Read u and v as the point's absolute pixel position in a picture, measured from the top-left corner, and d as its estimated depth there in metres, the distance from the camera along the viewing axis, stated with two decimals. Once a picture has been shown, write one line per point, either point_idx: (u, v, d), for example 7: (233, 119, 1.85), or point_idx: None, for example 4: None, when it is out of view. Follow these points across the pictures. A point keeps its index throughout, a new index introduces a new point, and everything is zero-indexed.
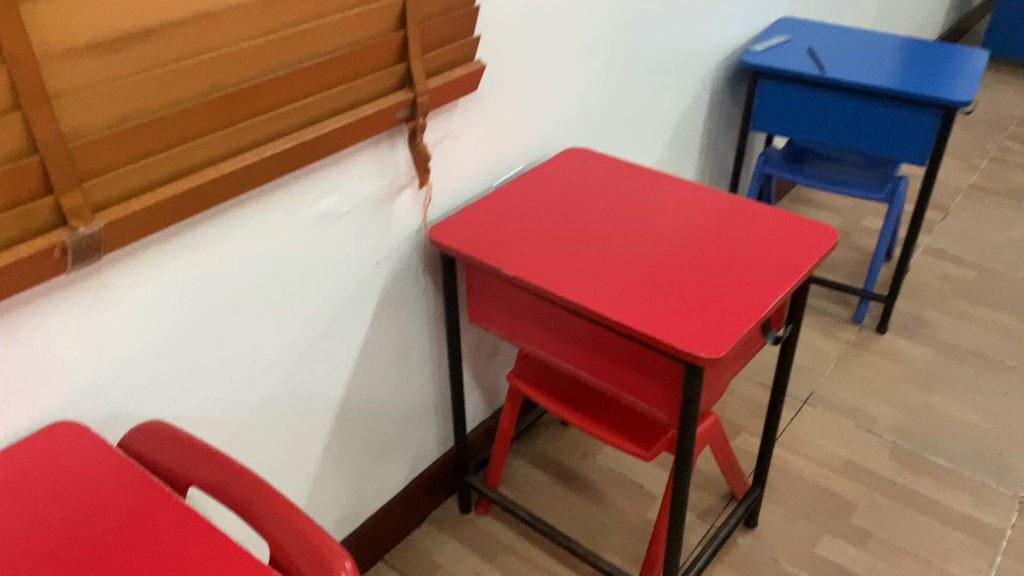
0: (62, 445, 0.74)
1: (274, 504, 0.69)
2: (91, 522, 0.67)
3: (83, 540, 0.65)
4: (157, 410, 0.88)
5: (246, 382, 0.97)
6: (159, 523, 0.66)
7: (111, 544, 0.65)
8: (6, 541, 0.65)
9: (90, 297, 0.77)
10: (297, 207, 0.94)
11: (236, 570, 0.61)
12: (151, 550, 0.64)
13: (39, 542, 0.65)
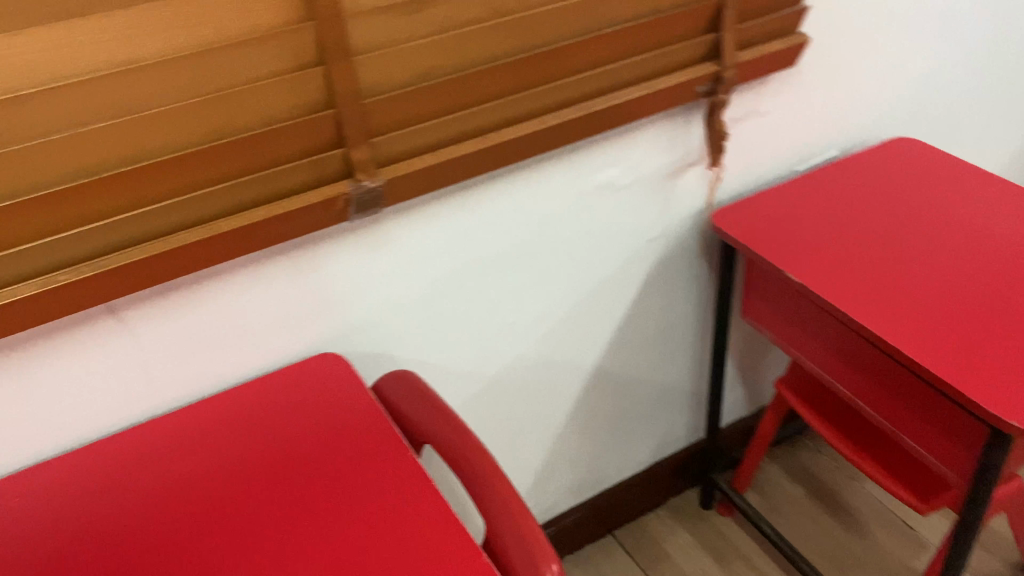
0: (325, 375, 0.80)
1: (497, 478, 0.70)
2: (332, 454, 0.71)
3: (322, 470, 0.70)
4: (417, 356, 0.92)
5: (503, 343, 0.97)
6: (386, 471, 0.69)
7: (343, 479, 0.69)
8: (261, 456, 0.72)
9: (369, 245, 0.81)
10: (577, 177, 0.91)
11: (443, 541, 0.62)
12: (373, 495, 0.67)
13: (288, 462, 0.71)
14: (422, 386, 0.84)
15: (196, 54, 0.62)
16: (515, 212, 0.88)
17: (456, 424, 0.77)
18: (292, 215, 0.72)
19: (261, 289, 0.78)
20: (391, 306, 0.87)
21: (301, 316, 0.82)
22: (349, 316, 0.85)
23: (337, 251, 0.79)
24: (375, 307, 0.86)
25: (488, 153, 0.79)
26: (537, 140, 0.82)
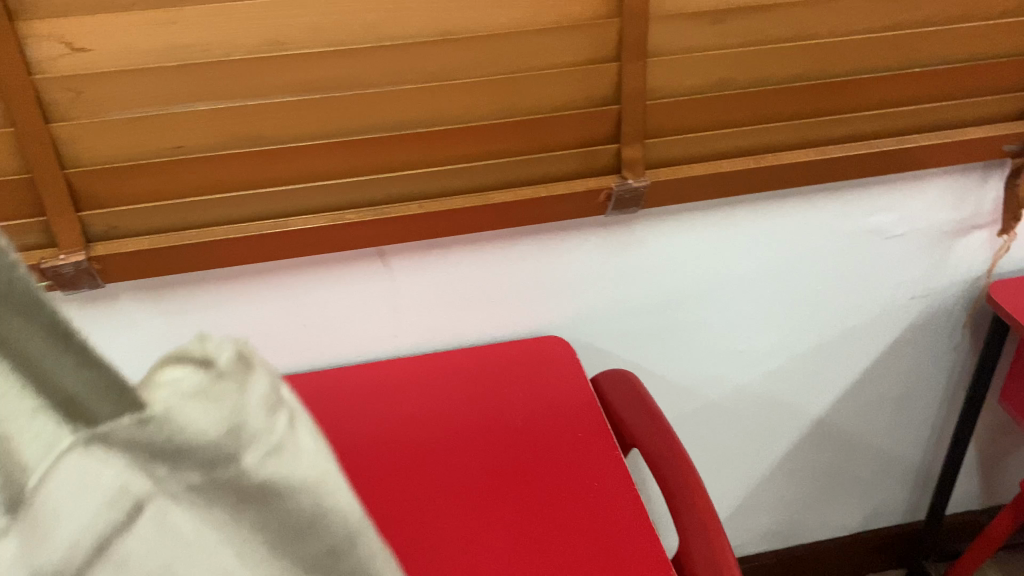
0: (550, 356, 0.83)
1: (698, 495, 0.70)
2: (543, 434, 0.74)
3: (531, 446, 0.73)
4: (639, 360, 0.93)
5: (727, 367, 0.96)
6: (592, 464, 0.70)
7: (548, 461, 0.71)
8: (479, 418, 0.76)
9: (619, 243, 0.82)
10: (846, 216, 0.87)
11: (636, 547, 0.63)
12: (575, 484, 0.69)
13: (502, 430, 0.74)
14: (638, 385, 0.84)
15: (505, 34, 0.66)
16: (771, 239, 0.86)
17: (665, 429, 0.77)
18: (555, 200, 0.74)
19: (508, 262, 0.81)
20: (626, 306, 0.87)
21: (539, 296, 0.84)
22: (585, 307, 0.86)
23: (588, 242, 0.81)
24: (609, 304, 0.87)
25: (760, 175, 0.77)
26: (815, 170, 0.79)
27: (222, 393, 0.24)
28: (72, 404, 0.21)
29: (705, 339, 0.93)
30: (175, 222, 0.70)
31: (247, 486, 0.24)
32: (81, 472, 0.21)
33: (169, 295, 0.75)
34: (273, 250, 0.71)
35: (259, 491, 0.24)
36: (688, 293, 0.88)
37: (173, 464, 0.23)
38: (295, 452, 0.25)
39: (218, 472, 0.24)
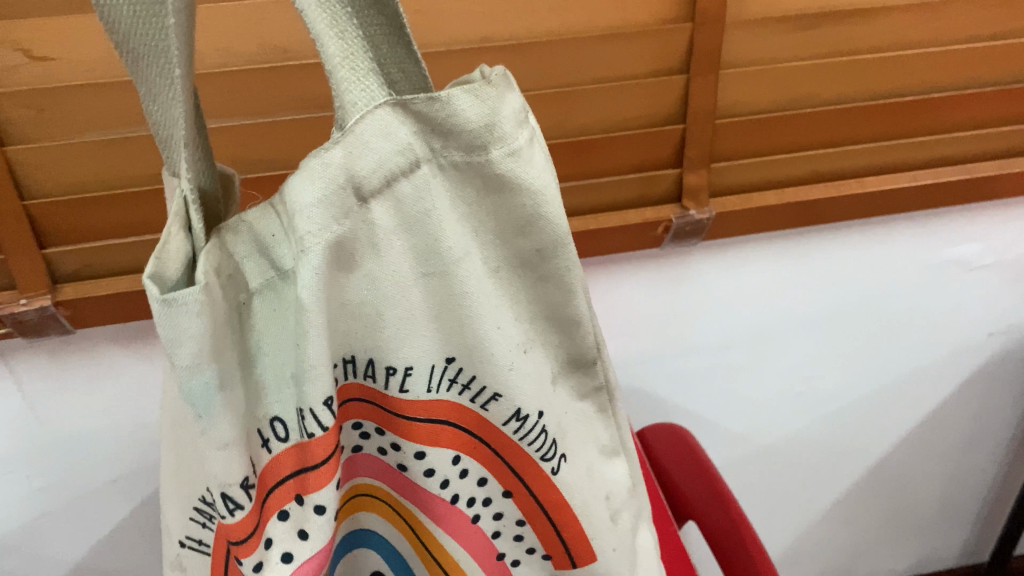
0: None
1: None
2: None
3: None
4: (688, 399, 0.84)
5: (782, 408, 0.87)
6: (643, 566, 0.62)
7: None
8: None
9: (674, 278, 0.73)
10: (925, 246, 0.77)
11: None
12: None
13: None
14: (696, 448, 0.72)
15: (557, 42, 0.55)
16: (839, 272, 0.77)
17: (731, 514, 0.65)
18: (605, 234, 0.63)
19: None
20: (670, 345, 0.78)
21: None
22: (628, 346, 0.77)
23: (634, 275, 0.71)
24: (654, 343, 0.77)
25: (839, 203, 0.67)
26: (903, 198, 0.68)
27: (490, 93, 0.27)
28: (393, 72, 0.26)
29: (758, 377, 0.84)
30: None
31: (492, 174, 0.28)
32: (389, 131, 0.25)
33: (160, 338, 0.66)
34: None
35: (496, 180, 0.29)
36: (742, 332, 0.79)
37: (454, 144, 0.27)
38: (529, 164, 0.29)
39: (477, 157, 0.28)
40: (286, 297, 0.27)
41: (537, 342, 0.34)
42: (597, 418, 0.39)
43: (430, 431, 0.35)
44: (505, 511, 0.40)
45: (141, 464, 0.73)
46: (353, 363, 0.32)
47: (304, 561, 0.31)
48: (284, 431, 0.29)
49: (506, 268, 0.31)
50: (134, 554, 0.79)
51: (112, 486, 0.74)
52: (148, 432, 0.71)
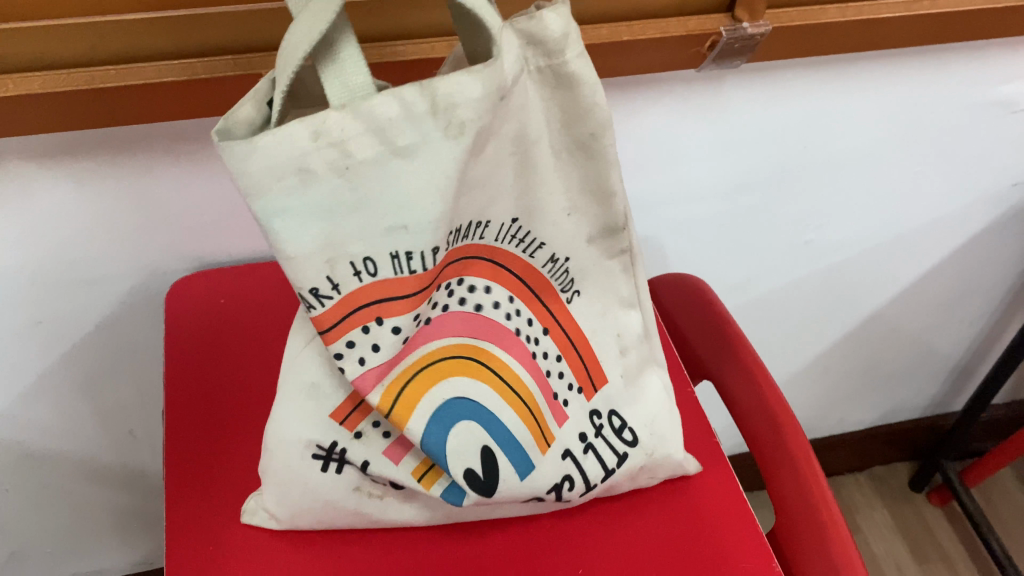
0: None
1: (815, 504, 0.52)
2: None
3: None
4: (693, 247, 0.76)
5: (785, 261, 0.81)
6: None
7: None
8: None
9: (704, 110, 0.62)
10: (976, 83, 0.67)
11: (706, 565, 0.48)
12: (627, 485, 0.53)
13: None
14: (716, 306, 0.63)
15: None
16: (879, 111, 0.67)
17: (761, 394, 0.58)
18: (641, 48, 0.52)
19: None
20: (680, 188, 0.69)
21: None
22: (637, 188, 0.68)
23: (655, 104, 0.60)
24: (665, 185, 0.68)
25: (910, 24, 0.56)
26: (982, 19, 0.57)
27: (560, 16, 0.37)
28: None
29: (767, 226, 0.76)
30: (88, 54, 0.46)
31: (561, 74, 0.39)
32: (509, 47, 0.37)
33: (83, 156, 0.53)
34: (243, 99, 0.49)
35: (565, 79, 0.39)
36: (762, 177, 0.70)
37: (539, 53, 0.38)
38: (584, 68, 0.39)
39: (556, 62, 0.39)
40: (419, 165, 0.36)
41: (582, 207, 0.46)
42: (621, 273, 0.49)
43: (490, 269, 0.45)
44: (565, 374, 0.48)
45: (69, 305, 0.62)
46: (459, 231, 0.42)
47: (373, 367, 0.41)
48: (373, 268, 0.38)
49: (565, 150, 0.43)
50: (65, 402, 0.70)
51: (34, 329, 0.63)
52: (73, 269, 0.60)
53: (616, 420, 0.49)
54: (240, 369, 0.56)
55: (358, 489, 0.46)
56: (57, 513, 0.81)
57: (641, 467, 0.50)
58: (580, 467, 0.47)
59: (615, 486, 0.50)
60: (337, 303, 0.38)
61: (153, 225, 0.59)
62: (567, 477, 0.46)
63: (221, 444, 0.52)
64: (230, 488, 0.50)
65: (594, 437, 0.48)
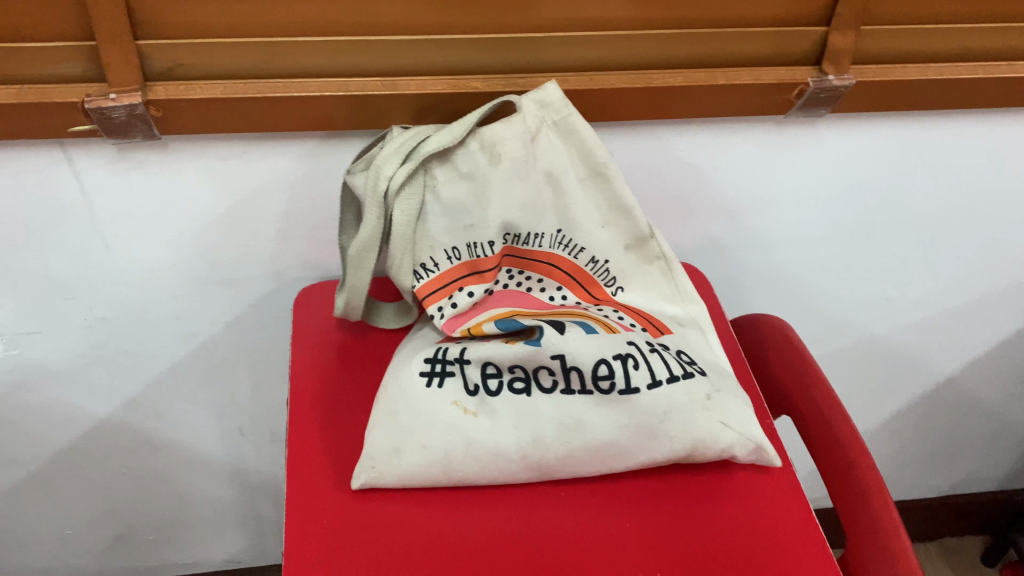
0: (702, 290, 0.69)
1: (893, 549, 0.54)
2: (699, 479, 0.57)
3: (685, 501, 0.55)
4: (774, 293, 0.81)
5: (862, 314, 0.84)
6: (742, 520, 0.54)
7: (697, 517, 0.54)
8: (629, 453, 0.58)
9: (791, 157, 0.68)
10: None
11: None
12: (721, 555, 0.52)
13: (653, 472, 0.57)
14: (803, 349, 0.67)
15: None
16: (959, 171, 0.71)
17: (841, 433, 0.61)
18: (735, 93, 0.58)
19: (647, 169, 0.66)
20: (769, 230, 0.74)
21: (675, 213, 0.70)
22: (727, 228, 0.73)
23: (745, 148, 0.66)
24: (753, 228, 0.73)
25: (987, 85, 0.61)
26: None
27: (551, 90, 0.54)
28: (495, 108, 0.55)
29: (849, 276, 0.80)
30: (261, 68, 0.54)
31: (565, 124, 0.54)
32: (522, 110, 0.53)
33: (240, 166, 0.61)
34: (368, 117, 0.57)
35: (568, 127, 0.55)
36: (844, 228, 0.75)
37: (552, 111, 0.54)
38: (576, 119, 0.54)
39: (563, 116, 0.54)
40: (478, 184, 0.54)
41: (613, 223, 0.58)
42: (662, 279, 0.61)
43: (545, 268, 0.58)
44: (627, 320, 0.57)
45: (206, 301, 0.70)
46: (518, 237, 0.56)
47: (454, 319, 0.56)
48: (459, 255, 0.56)
49: (589, 178, 0.56)
50: (189, 393, 0.77)
51: (173, 321, 0.71)
52: (215, 269, 0.67)
53: (685, 356, 0.56)
54: (353, 365, 0.63)
55: (455, 401, 0.53)
56: (162, 500, 0.88)
57: (708, 397, 0.54)
58: (642, 352, 0.54)
59: (683, 407, 0.53)
60: (437, 276, 0.56)
61: (289, 235, 0.66)
62: (629, 356, 0.54)
63: (333, 426, 0.58)
64: (339, 463, 0.56)
65: (663, 350, 0.55)
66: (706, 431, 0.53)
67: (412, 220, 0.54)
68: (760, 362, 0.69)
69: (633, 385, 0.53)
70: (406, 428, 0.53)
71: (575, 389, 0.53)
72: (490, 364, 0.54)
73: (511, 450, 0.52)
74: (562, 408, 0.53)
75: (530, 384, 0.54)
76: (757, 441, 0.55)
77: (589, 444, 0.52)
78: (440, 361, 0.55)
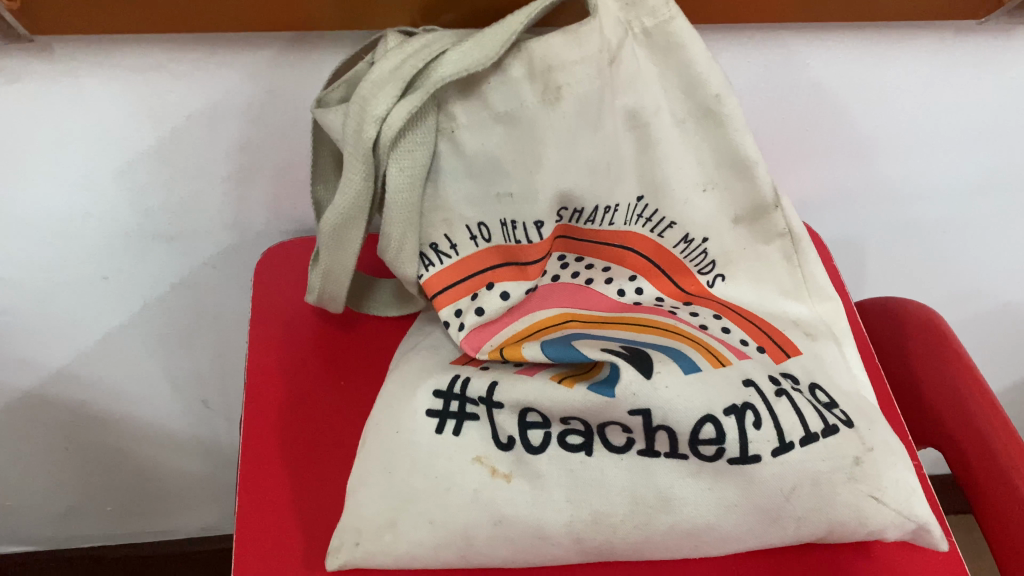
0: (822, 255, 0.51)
1: None
2: None
3: None
4: (898, 253, 0.62)
5: (1005, 279, 0.65)
6: None
7: None
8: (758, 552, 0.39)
9: (964, 80, 0.47)
10: None
11: None
12: None
13: None
14: (965, 356, 0.47)
15: None
16: None
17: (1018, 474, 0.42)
18: None
19: (758, 89, 0.46)
20: (912, 174, 0.54)
21: (784, 148, 0.51)
22: (852, 169, 0.53)
23: (902, 65, 0.46)
24: (889, 171, 0.54)
25: None
26: None
27: None
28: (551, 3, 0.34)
29: (1002, 234, 0.60)
30: None
31: (662, 34, 0.34)
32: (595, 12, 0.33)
33: (167, 82, 0.41)
34: (351, 8, 0.36)
35: (666, 40, 0.34)
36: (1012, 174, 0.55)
37: (643, 14, 0.33)
38: (678, 25, 0.34)
39: (660, 20, 0.34)
40: (520, 132, 0.34)
41: (723, 184, 0.39)
42: (782, 266, 0.41)
43: (615, 253, 0.40)
44: (736, 334, 0.39)
45: (142, 261, 0.51)
46: (580, 212, 0.37)
47: (475, 331, 0.37)
48: (488, 234, 0.37)
49: (690, 117, 0.37)
50: (135, 367, 0.60)
51: (101, 285, 0.52)
52: (149, 221, 0.49)
53: (821, 394, 0.37)
54: (334, 372, 0.45)
55: (478, 459, 0.36)
56: (119, 475, 0.72)
57: (857, 461, 0.36)
58: (763, 396, 0.36)
59: (822, 479, 0.35)
60: (454, 264, 0.38)
61: (250, 178, 0.47)
62: (749, 407, 0.35)
63: (305, 469, 0.41)
64: (308, 534, 0.39)
65: (792, 389, 0.37)
66: (849, 510, 0.36)
67: (413, 184, 0.35)
68: (897, 361, 0.50)
69: (751, 452, 0.34)
70: (408, 491, 0.36)
71: (660, 452, 0.35)
72: (531, 410, 0.36)
73: (561, 531, 0.36)
74: (640, 476, 0.35)
75: (593, 439, 0.36)
76: (921, 520, 0.37)
77: (676, 526, 0.35)
78: (458, 397, 0.37)
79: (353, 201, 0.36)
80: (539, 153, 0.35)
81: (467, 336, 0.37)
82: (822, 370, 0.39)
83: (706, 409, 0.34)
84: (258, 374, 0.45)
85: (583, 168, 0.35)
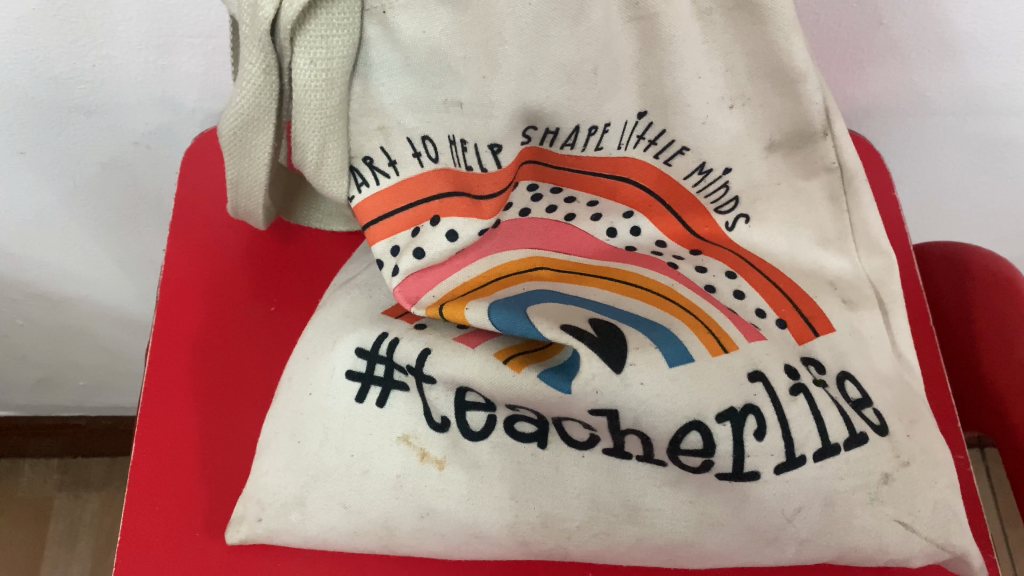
0: (880, 189, 0.42)
1: None
2: None
3: None
4: (979, 176, 0.51)
5: None
6: None
7: None
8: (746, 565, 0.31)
9: None
10: None
11: None
12: None
13: None
14: None
15: None
16: None
17: None
18: None
19: None
20: (1010, 83, 0.42)
21: (851, 41, 0.40)
22: (936, 75, 0.42)
23: None
24: (983, 79, 0.42)
25: None
26: None
27: None
28: None
29: None
30: None
31: None
32: None
33: None
34: None
35: None
36: None
37: None
38: None
39: None
40: (472, 18, 0.25)
41: (760, 100, 0.29)
42: (826, 208, 0.32)
43: (605, 184, 0.31)
44: (751, 303, 0.31)
45: (61, 136, 0.43)
46: (555, 134, 0.29)
47: (414, 279, 0.29)
48: (435, 152, 0.28)
49: (718, 6, 0.26)
50: (80, 248, 0.53)
51: (17, 161, 0.44)
52: (58, 90, 0.40)
53: (850, 387, 0.29)
54: (263, 295, 0.37)
55: (405, 438, 0.28)
56: (83, 358, 0.67)
57: (887, 479, 0.28)
58: (773, 396, 0.27)
59: (838, 501, 0.27)
60: (393, 187, 0.28)
61: (173, 45, 0.38)
62: (748, 411, 0.27)
63: (217, 409, 0.35)
64: (212, 489, 0.33)
65: (812, 383, 0.28)
66: (869, 537, 0.28)
67: (331, 83, 0.25)
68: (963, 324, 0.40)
69: (748, 467, 0.27)
70: (317, 469, 0.29)
71: (632, 454, 0.28)
72: (471, 389, 0.28)
73: (502, 532, 0.28)
74: (604, 480, 0.28)
75: (547, 429, 0.28)
76: (958, 552, 0.29)
77: (644, 540, 0.28)
78: (384, 360, 0.29)
79: (254, 99, 0.26)
80: (496, 52, 0.26)
81: (403, 282, 0.29)
82: (857, 351, 0.31)
83: (694, 414, 0.27)
84: (174, 291, 0.37)
85: (558, 76, 0.27)
